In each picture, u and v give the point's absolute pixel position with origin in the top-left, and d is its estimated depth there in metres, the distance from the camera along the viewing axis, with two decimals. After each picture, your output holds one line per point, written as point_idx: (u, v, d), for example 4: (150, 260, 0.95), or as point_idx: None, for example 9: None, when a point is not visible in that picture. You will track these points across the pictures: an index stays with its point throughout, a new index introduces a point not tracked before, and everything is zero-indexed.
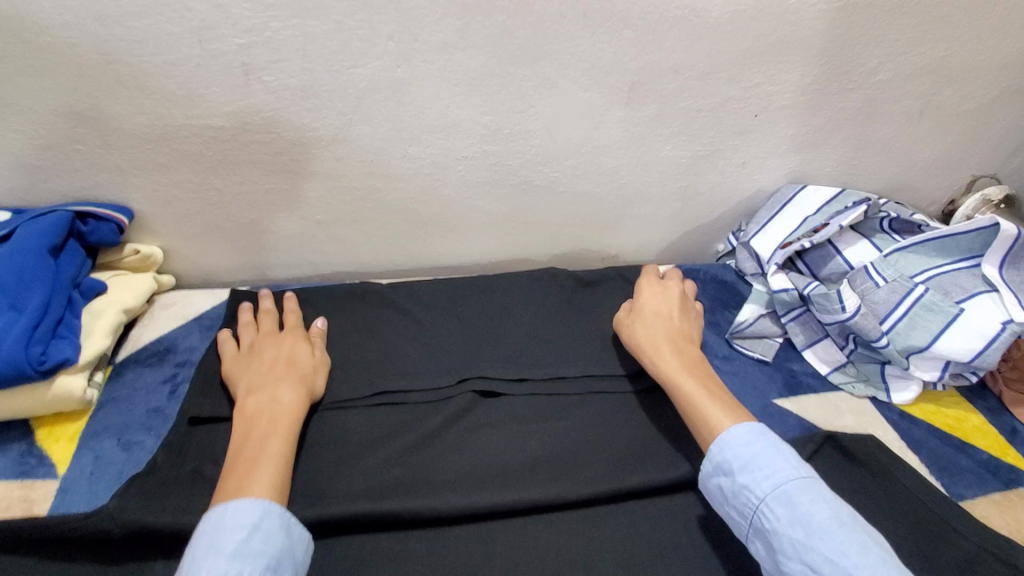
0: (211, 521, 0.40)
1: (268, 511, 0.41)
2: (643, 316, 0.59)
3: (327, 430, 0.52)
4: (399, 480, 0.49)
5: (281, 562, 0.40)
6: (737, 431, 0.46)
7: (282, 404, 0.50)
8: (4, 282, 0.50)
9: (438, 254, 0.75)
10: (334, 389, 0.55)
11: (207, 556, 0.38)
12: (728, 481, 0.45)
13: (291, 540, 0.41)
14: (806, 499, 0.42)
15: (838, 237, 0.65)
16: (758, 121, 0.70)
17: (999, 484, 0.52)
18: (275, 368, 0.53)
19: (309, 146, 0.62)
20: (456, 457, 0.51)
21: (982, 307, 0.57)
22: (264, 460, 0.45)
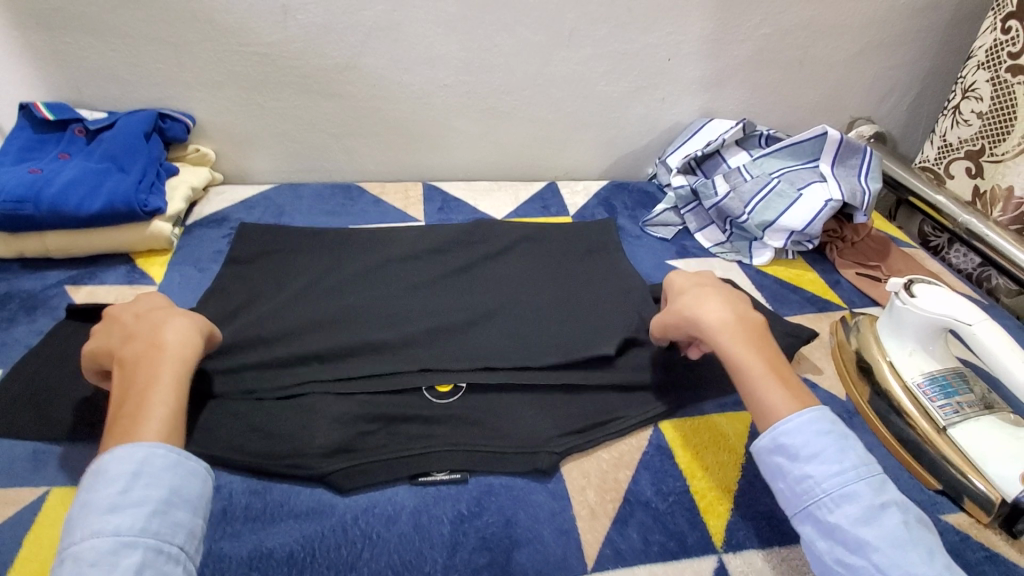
0: (95, 479, 0.41)
1: (151, 454, 0.43)
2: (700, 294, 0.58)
3: (337, 266, 0.73)
4: (382, 292, 0.68)
5: (173, 505, 0.42)
6: (800, 415, 0.47)
7: (161, 354, 0.49)
8: (116, 153, 0.72)
9: (424, 166, 0.96)
10: (337, 245, 0.76)
11: (86, 513, 0.39)
12: (789, 466, 0.46)
13: (181, 479, 0.43)
14: (876, 501, 0.42)
15: (725, 150, 0.87)
16: (671, 64, 0.91)
17: (815, 308, 0.73)
18: (144, 321, 0.52)
19: (328, 71, 0.83)
20: (427, 281, 0.70)
21: (815, 192, 0.78)
22: (148, 409, 0.45)
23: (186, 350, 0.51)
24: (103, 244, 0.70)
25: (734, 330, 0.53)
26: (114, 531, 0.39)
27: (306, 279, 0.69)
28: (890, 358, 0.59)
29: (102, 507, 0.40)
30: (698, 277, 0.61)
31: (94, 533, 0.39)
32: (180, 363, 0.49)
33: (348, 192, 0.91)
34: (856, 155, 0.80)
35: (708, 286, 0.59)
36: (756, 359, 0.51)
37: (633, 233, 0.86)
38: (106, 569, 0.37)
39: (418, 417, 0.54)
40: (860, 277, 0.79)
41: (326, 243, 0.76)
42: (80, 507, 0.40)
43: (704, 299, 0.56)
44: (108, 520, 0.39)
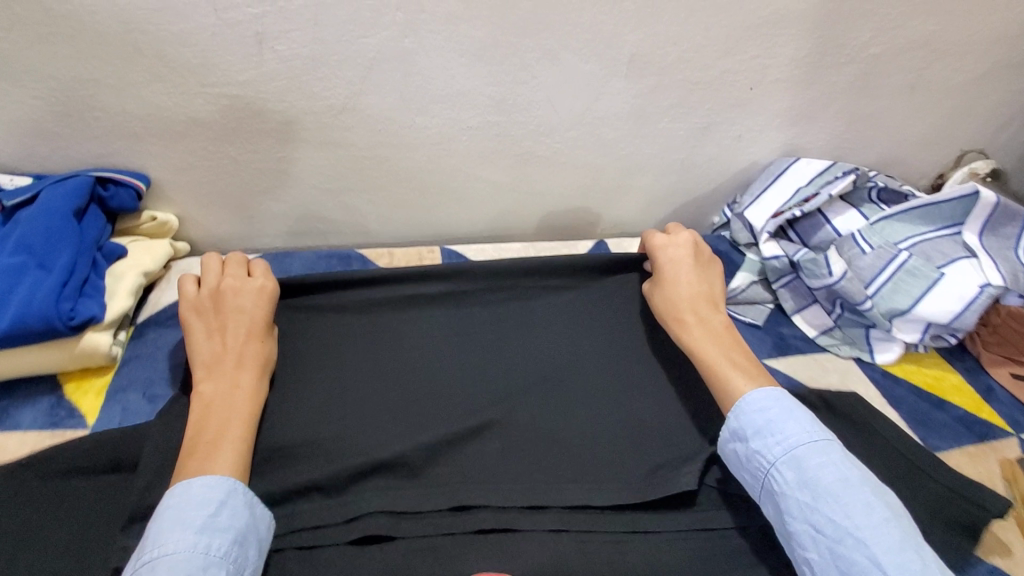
0: (179, 497, 0.42)
1: (233, 488, 0.44)
2: (662, 282, 0.61)
3: (352, 373, 0.57)
4: (410, 421, 0.54)
5: (247, 539, 0.42)
6: (754, 398, 0.50)
7: (240, 391, 0.50)
8: (33, 241, 0.53)
9: (442, 223, 0.77)
10: (349, 345, 0.59)
11: (178, 529, 0.40)
12: (743, 447, 0.49)
13: (256, 516, 0.44)
14: (814, 462, 0.45)
15: (828, 206, 0.68)
16: (754, 94, 0.72)
17: (974, 437, 0.55)
18: (237, 342, 0.52)
19: (319, 115, 0.64)
20: (467, 401, 0.55)
21: (960, 270, 0.60)
22: (228, 441, 0.46)
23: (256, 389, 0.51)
24: (15, 371, 0.52)
25: (703, 327, 0.56)
26: (200, 552, 0.39)
27: (313, 404, 0.54)
28: None
29: (190, 525, 0.40)
30: (678, 252, 0.62)
31: (176, 551, 0.39)
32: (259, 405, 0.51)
33: (347, 263, 0.72)
34: (1014, 221, 0.60)
35: (676, 275, 0.60)
36: (716, 352, 0.55)
37: None
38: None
39: None
40: (1019, 383, 0.60)
41: (336, 339, 0.59)
42: (162, 521, 0.41)
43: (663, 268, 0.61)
44: (199, 540, 0.40)
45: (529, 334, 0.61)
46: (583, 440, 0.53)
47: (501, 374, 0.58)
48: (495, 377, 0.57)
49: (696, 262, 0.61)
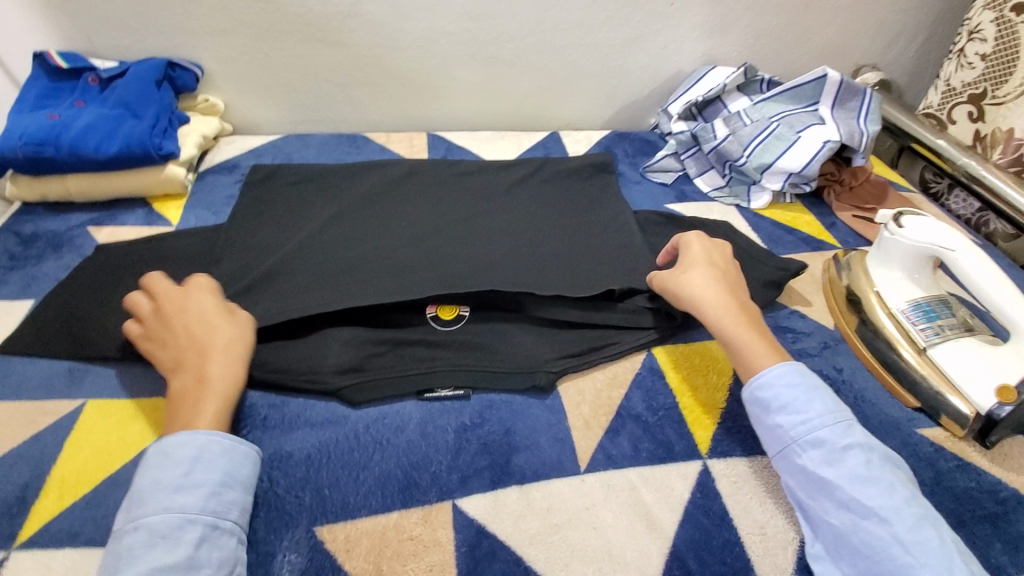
0: (156, 457, 0.42)
1: (207, 441, 0.43)
2: (695, 263, 0.58)
3: (364, 199, 0.78)
4: (406, 222, 0.74)
5: (229, 485, 0.43)
6: (778, 372, 0.48)
7: (204, 383, 0.47)
8: (130, 98, 0.74)
9: (428, 115, 0.97)
10: (357, 185, 0.80)
11: (155, 490, 0.41)
12: (766, 417, 0.48)
13: (237, 462, 0.44)
14: (840, 443, 0.44)
15: (726, 95, 0.88)
16: (673, 10, 0.91)
17: (809, 248, 0.75)
18: (214, 344, 0.50)
19: (331, 18, 0.84)
20: (443, 214, 0.76)
21: (814, 134, 0.79)
22: (198, 416, 0.45)
23: (234, 382, 0.49)
24: (120, 189, 0.74)
25: (729, 312, 0.53)
26: (177, 512, 0.40)
27: (339, 214, 0.75)
28: (878, 288, 0.61)
29: (166, 487, 0.41)
30: (705, 246, 0.60)
31: (153, 514, 0.40)
32: (226, 392, 0.48)
33: (353, 141, 0.92)
34: (856, 98, 0.81)
35: (702, 259, 0.58)
36: (751, 337, 0.52)
37: (633, 178, 0.87)
38: (173, 543, 0.39)
39: (424, 341, 0.57)
40: (855, 219, 0.80)
41: (353, 182, 0.81)
42: (144, 481, 0.41)
43: (699, 251, 0.59)
44: (177, 502, 0.40)
45: (491, 184, 0.82)
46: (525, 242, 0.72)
47: (471, 203, 0.78)
48: (465, 204, 0.78)
49: (728, 259, 0.60)
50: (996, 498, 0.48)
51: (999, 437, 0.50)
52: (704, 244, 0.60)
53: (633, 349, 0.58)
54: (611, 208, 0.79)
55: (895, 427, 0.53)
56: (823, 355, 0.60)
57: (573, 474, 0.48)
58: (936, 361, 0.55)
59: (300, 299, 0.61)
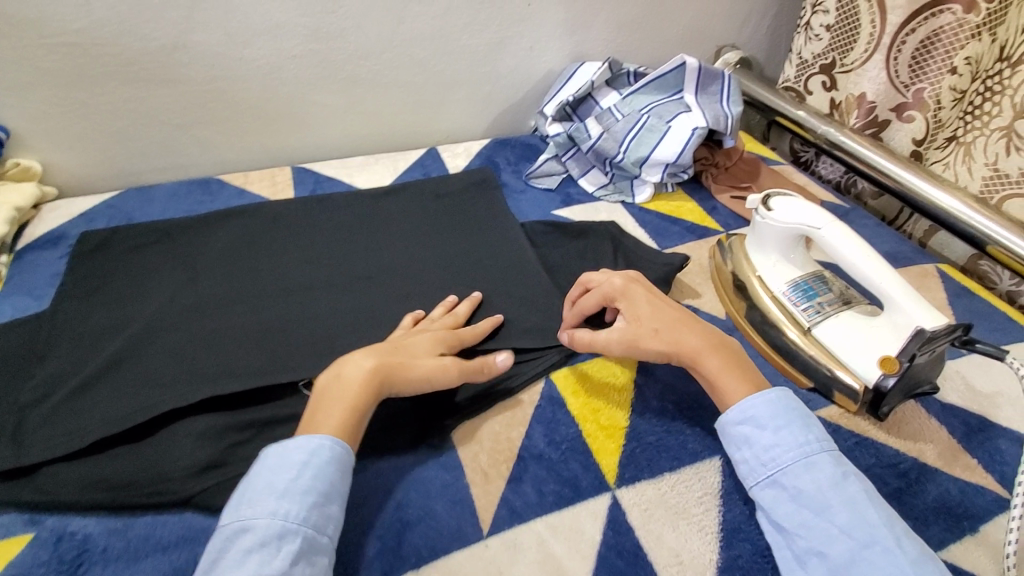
0: (283, 456, 0.42)
1: (320, 446, 0.43)
2: (634, 310, 0.54)
3: (221, 253, 0.69)
4: (273, 272, 0.67)
5: (330, 498, 0.41)
6: (771, 396, 0.48)
7: (346, 379, 0.47)
8: None
9: (291, 148, 0.89)
10: (212, 237, 0.71)
11: (265, 495, 0.40)
12: (757, 437, 0.46)
13: (341, 473, 0.42)
14: (836, 469, 0.43)
15: (596, 91, 0.87)
16: (532, 10, 0.88)
17: (695, 236, 0.75)
18: (380, 349, 0.50)
19: (155, 55, 0.74)
20: (317, 257, 0.69)
21: (682, 122, 0.80)
22: (326, 422, 0.44)
23: (367, 389, 0.46)
24: None
25: (708, 347, 0.51)
26: (278, 519, 0.39)
27: (196, 273, 0.66)
28: (759, 272, 0.61)
29: (274, 491, 0.40)
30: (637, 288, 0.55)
31: (261, 518, 0.39)
32: (357, 405, 0.45)
33: (206, 187, 0.82)
34: (716, 82, 0.82)
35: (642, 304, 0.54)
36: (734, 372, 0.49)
37: (517, 188, 0.84)
38: (269, 553, 0.38)
39: (295, 417, 0.51)
40: (733, 200, 0.81)
41: (209, 235, 0.71)
42: (275, 481, 0.41)
43: (638, 292, 0.55)
44: (240, 514, 0.40)
45: (366, 215, 0.76)
46: (409, 278, 0.67)
47: (347, 240, 0.72)
48: (339, 241, 0.72)
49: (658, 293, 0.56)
50: (896, 471, 0.48)
51: (888, 406, 0.51)
52: (637, 287, 0.55)
53: (531, 379, 0.54)
54: (499, 223, 0.75)
55: None
56: None
57: (476, 540, 0.43)
58: (816, 337, 0.55)
59: (133, 390, 0.53)
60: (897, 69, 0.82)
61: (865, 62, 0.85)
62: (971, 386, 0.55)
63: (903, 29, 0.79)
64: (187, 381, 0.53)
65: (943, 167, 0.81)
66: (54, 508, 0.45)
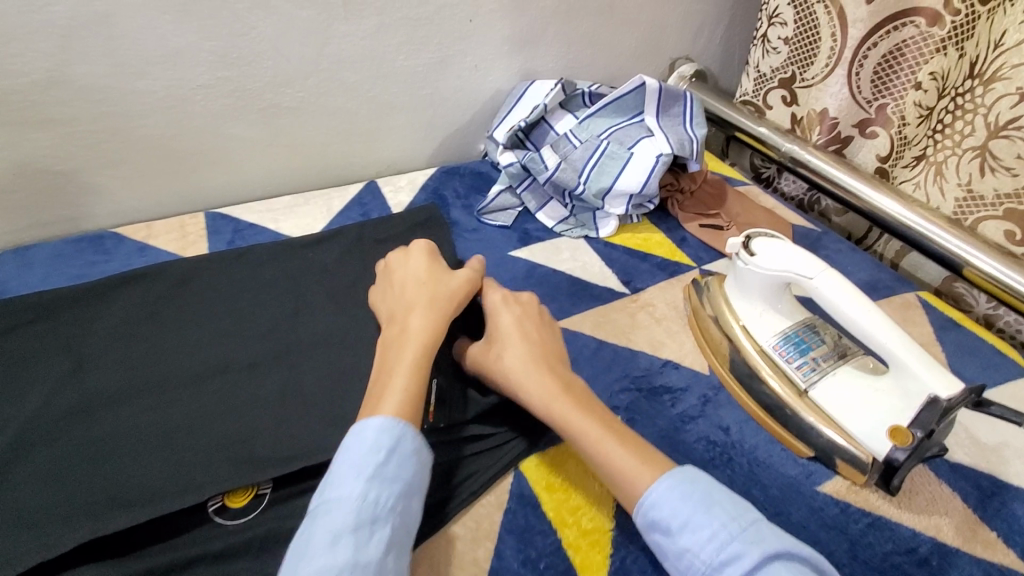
0: (356, 439, 0.41)
1: (402, 435, 0.42)
2: (509, 345, 0.50)
3: (112, 328, 0.57)
4: (180, 350, 0.56)
5: (410, 492, 0.40)
6: (666, 484, 0.40)
7: (411, 330, 0.50)
8: None
9: (205, 190, 0.77)
10: (99, 309, 0.59)
11: (348, 478, 0.39)
12: (668, 542, 0.39)
13: (420, 469, 0.42)
14: (751, 555, 0.35)
15: (550, 115, 0.80)
16: (475, 25, 0.80)
17: (667, 274, 0.69)
18: (414, 298, 0.53)
19: (18, 93, 0.61)
20: (234, 326, 0.58)
21: (645, 148, 0.73)
22: (399, 368, 0.47)
23: (432, 327, 0.50)
24: None
25: (561, 392, 0.46)
26: (364, 504, 0.38)
27: (80, 359, 0.54)
28: (743, 322, 0.55)
29: (358, 476, 0.39)
30: (505, 317, 0.52)
31: (346, 503, 0.38)
32: (426, 344, 0.49)
33: (100, 243, 0.69)
34: (678, 103, 0.76)
35: (513, 333, 0.51)
36: (583, 411, 0.45)
37: (468, 226, 0.75)
38: (360, 541, 0.36)
39: (206, 555, 0.43)
40: (702, 229, 0.75)
41: (98, 308, 0.59)
42: (350, 465, 0.40)
43: (506, 321, 0.52)
44: (325, 496, 0.39)
45: (294, 268, 0.65)
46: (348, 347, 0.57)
47: (272, 302, 0.61)
48: (263, 304, 0.61)
49: (534, 320, 0.53)
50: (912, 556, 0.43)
51: (900, 478, 0.45)
52: (511, 308, 0.54)
53: (497, 475, 0.46)
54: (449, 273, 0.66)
55: (796, 492, 0.47)
56: (705, 415, 0.53)
57: None
58: (809, 398, 0.50)
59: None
60: (858, 85, 0.78)
61: (827, 77, 0.81)
62: (976, 439, 0.51)
63: (864, 43, 0.75)
64: (68, 518, 0.43)
65: (913, 187, 0.78)
66: None
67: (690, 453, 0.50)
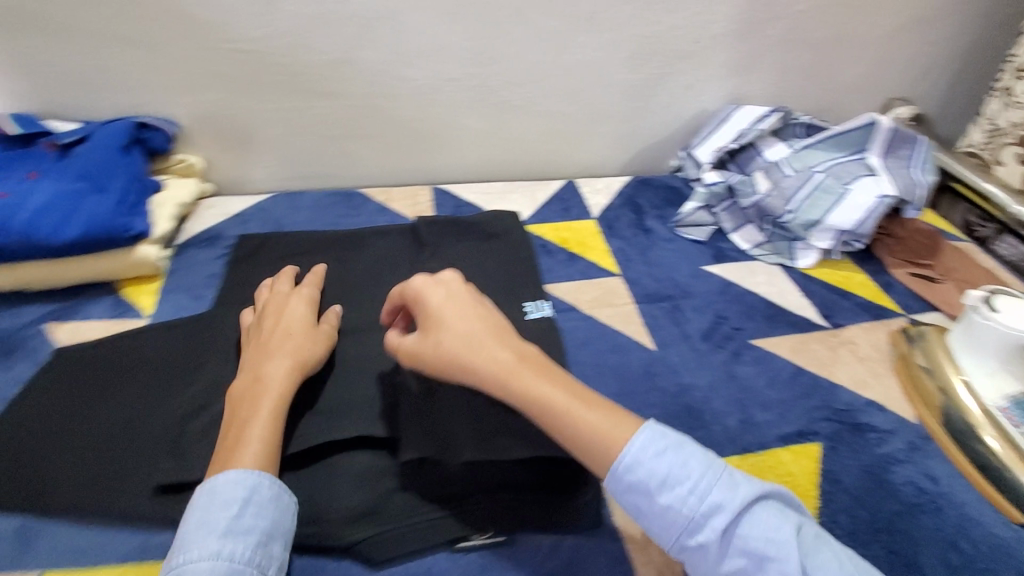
0: (204, 495, 0.40)
1: (259, 483, 0.41)
2: (434, 329, 0.46)
3: (366, 270, 0.67)
4: None
5: (272, 537, 0.40)
6: (637, 443, 0.40)
7: (265, 382, 0.48)
8: (92, 170, 0.65)
9: (432, 169, 0.87)
10: (356, 254, 0.70)
11: (198, 533, 0.38)
12: (648, 501, 0.39)
13: (280, 512, 0.41)
14: (735, 498, 0.37)
15: (760, 140, 0.82)
16: (698, 47, 0.83)
17: (871, 316, 0.67)
18: (291, 341, 0.52)
19: (321, 69, 0.74)
20: (462, 284, 0.65)
21: (864, 186, 0.74)
22: (257, 421, 0.45)
23: (291, 378, 0.49)
24: (85, 275, 0.64)
25: (516, 363, 0.44)
26: (224, 557, 0.37)
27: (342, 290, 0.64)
28: (967, 377, 0.55)
29: (216, 530, 0.38)
30: (433, 295, 0.48)
31: (203, 558, 0.37)
32: (281, 396, 0.47)
33: (351, 200, 0.82)
34: (908, 145, 0.76)
35: (435, 308, 0.47)
36: (550, 383, 0.43)
37: (664, 235, 0.78)
38: None
39: None
40: (912, 277, 0.73)
41: (353, 252, 0.70)
42: (213, 520, 0.39)
43: (432, 298, 0.48)
44: (177, 559, 0.37)
45: (510, 243, 0.72)
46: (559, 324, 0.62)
47: (493, 269, 0.68)
48: (485, 269, 0.68)
49: (418, 290, 0.48)
50: None
51: None
52: (439, 287, 0.49)
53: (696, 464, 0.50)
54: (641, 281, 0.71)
55: (1015, 559, 0.45)
56: (913, 461, 0.52)
57: None
58: None
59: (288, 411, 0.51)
60: None
61: None
62: None
63: None
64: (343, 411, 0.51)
65: None
66: None
67: (896, 494, 0.49)
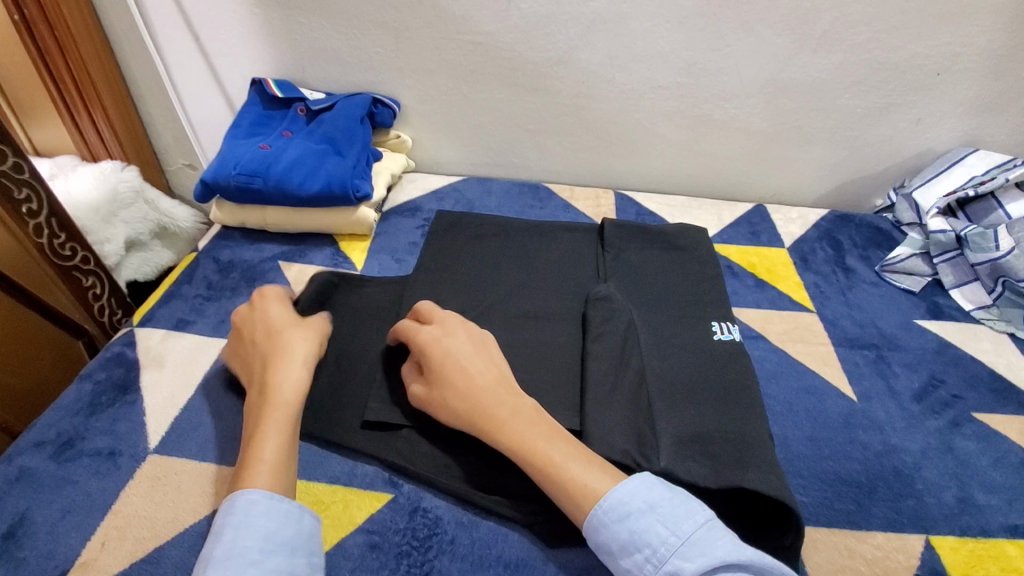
0: (210, 535, 0.39)
1: (225, 511, 0.40)
2: (457, 374, 0.47)
3: (554, 258, 0.69)
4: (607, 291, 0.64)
5: (272, 546, 0.38)
6: (607, 502, 0.40)
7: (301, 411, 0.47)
8: (335, 135, 0.74)
9: (618, 172, 0.88)
10: (545, 242, 0.72)
11: (202, 568, 0.37)
12: (613, 561, 0.39)
13: (274, 521, 0.39)
14: (686, 570, 0.35)
15: (1003, 192, 0.72)
16: (941, 80, 0.75)
17: None
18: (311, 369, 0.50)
19: (538, 65, 0.77)
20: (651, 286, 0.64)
21: None
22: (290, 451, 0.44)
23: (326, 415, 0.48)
24: (314, 225, 0.73)
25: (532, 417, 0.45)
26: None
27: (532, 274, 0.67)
28: None
29: (212, 560, 0.37)
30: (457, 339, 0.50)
31: None
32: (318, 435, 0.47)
33: (537, 192, 0.85)
34: None
35: (459, 349, 0.49)
36: (557, 441, 0.44)
37: (867, 278, 0.72)
38: None
39: None
40: None
41: (541, 240, 0.72)
42: (209, 555, 0.37)
43: (455, 340, 0.50)
44: None
45: (702, 253, 0.69)
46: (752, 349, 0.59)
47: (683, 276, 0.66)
48: (675, 274, 0.66)
49: (451, 330, 0.51)
50: None
51: None
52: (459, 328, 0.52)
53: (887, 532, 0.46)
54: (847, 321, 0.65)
55: None
56: None
57: None
58: None
59: None
60: None
61: None
62: None
63: None
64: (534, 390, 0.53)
65: None
66: (411, 476, 0.49)
67: None
